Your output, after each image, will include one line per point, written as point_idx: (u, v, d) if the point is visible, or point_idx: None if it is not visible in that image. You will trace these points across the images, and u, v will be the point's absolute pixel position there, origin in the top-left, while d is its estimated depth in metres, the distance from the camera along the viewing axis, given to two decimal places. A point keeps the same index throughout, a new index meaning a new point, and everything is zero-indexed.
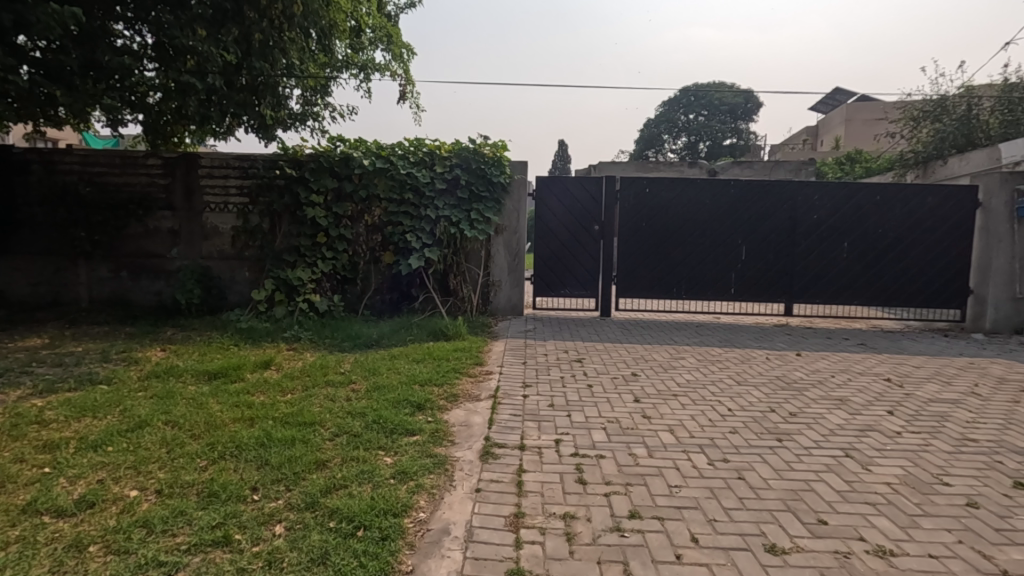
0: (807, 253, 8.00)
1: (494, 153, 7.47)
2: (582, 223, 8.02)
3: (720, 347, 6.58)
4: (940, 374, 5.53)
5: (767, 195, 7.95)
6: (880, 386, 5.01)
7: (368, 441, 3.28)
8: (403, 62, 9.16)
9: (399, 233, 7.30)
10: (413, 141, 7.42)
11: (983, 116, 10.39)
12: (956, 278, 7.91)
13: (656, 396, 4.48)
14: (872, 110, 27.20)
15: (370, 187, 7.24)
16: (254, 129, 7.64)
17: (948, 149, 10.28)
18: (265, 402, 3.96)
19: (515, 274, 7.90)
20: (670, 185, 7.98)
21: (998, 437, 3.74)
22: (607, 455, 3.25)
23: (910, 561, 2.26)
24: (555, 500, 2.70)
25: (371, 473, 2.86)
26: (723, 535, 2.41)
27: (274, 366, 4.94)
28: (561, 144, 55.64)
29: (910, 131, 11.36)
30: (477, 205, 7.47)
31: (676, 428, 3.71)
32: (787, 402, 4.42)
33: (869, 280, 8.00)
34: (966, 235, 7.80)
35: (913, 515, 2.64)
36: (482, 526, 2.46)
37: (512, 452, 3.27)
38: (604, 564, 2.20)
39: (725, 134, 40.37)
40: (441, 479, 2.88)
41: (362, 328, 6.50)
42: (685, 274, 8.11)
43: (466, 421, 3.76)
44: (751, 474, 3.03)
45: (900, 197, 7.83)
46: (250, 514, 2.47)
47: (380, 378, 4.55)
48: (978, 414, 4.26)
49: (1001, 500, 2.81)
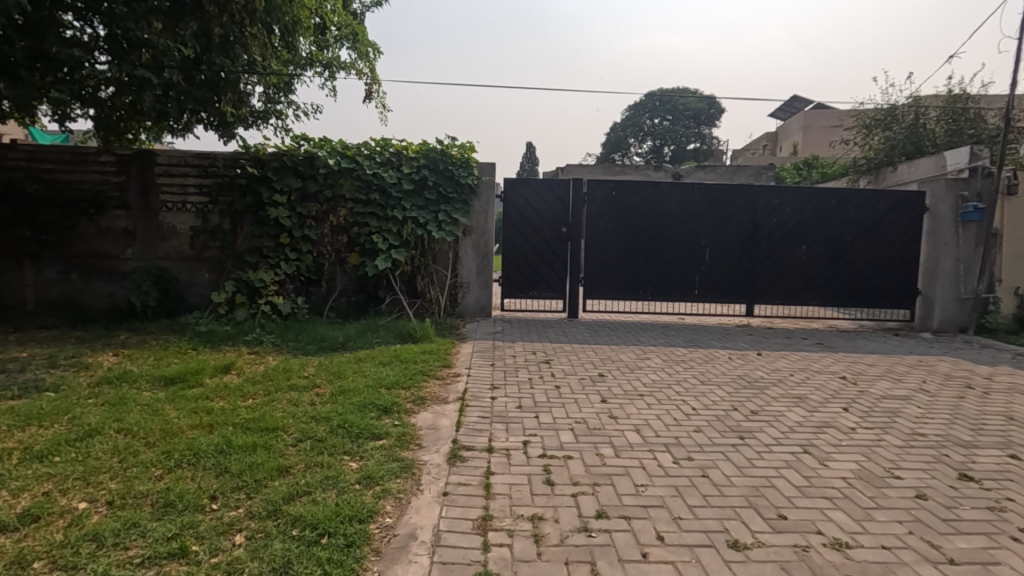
0: (767, 255, 8.23)
1: (462, 154, 7.45)
2: (549, 225, 8.07)
3: (684, 347, 6.71)
4: (891, 372, 5.77)
5: (729, 199, 8.15)
6: (836, 384, 5.20)
7: (332, 446, 3.21)
8: (369, 61, 9.04)
9: (365, 233, 7.20)
10: (379, 141, 7.33)
11: (930, 125, 10.90)
12: (906, 280, 8.26)
13: (623, 396, 4.53)
14: (828, 117, 28.21)
15: (335, 186, 7.12)
16: (214, 127, 7.43)
17: (898, 156, 10.74)
18: (225, 407, 3.84)
19: (483, 275, 7.89)
20: (636, 187, 8.10)
21: (944, 432, 3.92)
22: (574, 456, 3.26)
23: (864, 552, 2.34)
24: (523, 502, 2.70)
25: (336, 479, 2.80)
26: (688, 532, 2.45)
27: (234, 370, 4.80)
28: (529, 147, 55.92)
29: (863, 138, 11.83)
30: (445, 206, 7.42)
31: (642, 428, 3.76)
32: (748, 400, 4.53)
33: (825, 281, 8.29)
34: (915, 238, 8.16)
35: (867, 508, 2.74)
36: (450, 530, 2.44)
37: (480, 455, 3.26)
38: (571, 564, 2.21)
39: (689, 139, 41.25)
40: (408, 484, 2.85)
41: (327, 330, 6.37)
42: (650, 276, 8.24)
43: (433, 424, 3.72)
44: (715, 472, 3.10)
45: (854, 201, 8.15)
46: (208, 524, 2.39)
47: (345, 382, 4.47)
48: (926, 409, 4.46)
49: (948, 492, 2.95)
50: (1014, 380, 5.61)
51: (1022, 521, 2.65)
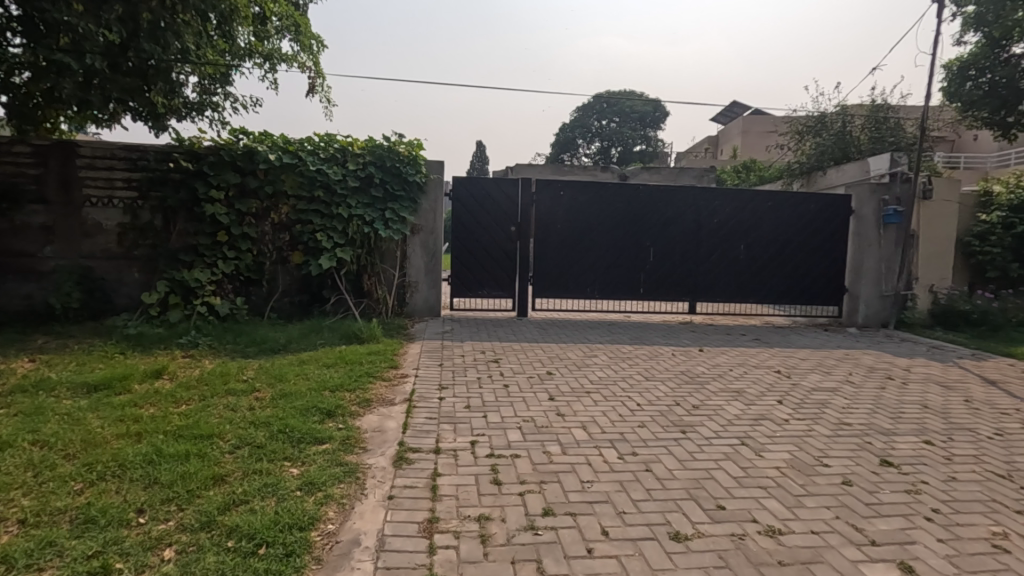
0: (708, 255, 8.53)
1: (410, 152, 7.35)
2: (498, 224, 8.07)
3: (630, 344, 6.87)
4: (821, 365, 6.11)
5: (673, 200, 8.40)
6: (771, 377, 5.45)
7: (272, 452, 3.10)
8: (312, 55, 8.77)
9: (309, 231, 6.97)
10: (323, 136, 7.12)
11: (855, 132, 11.63)
12: (835, 278, 8.76)
13: (570, 394, 4.59)
14: (765, 123, 29.55)
15: (277, 182, 6.87)
16: (143, 117, 7.03)
17: (827, 161, 11.38)
18: (155, 414, 3.63)
19: (432, 274, 7.82)
20: (583, 188, 8.21)
21: (867, 421, 4.18)
22: (522, 454, 3.27)
23: (795, 538, 2.47)
24: (469, 502, 2.68)
25: (275, 486, 2.70)
26: (631, 526, 2.51)
27: (167, 374, 4.55)
28: (478, 146, 55.96)
29: (795, 143, 12.45)
30: (392, 204, 7.29)
31: (588, 425, 3.82)
32: (690, 395, 4.69)
33: (762, 280, 8.67)
34: (842, 239, 8.67)
35: (798, 495, 2.89)
36: (395, 535, 2.39)
37: (427, 456, 3.22)
38: (517, 563, 2.21)
39: (635, 141, 42.27)
40: (352, 488, 2.78)
41: (269, 332, 6.15)
42: (598, 275, 8.38)
43: (379, 427, 3.64)
44: (657, 466, 3.18)
45: (788, 203, 8.56)
46: (134, 539, 2.25)
47: (287, 385, 4.32)
48: (852, 400, 4.75)
49: (870, 477, 3.14)
50: (929, 371, 6.05)
51: (934, 502, 2.86)
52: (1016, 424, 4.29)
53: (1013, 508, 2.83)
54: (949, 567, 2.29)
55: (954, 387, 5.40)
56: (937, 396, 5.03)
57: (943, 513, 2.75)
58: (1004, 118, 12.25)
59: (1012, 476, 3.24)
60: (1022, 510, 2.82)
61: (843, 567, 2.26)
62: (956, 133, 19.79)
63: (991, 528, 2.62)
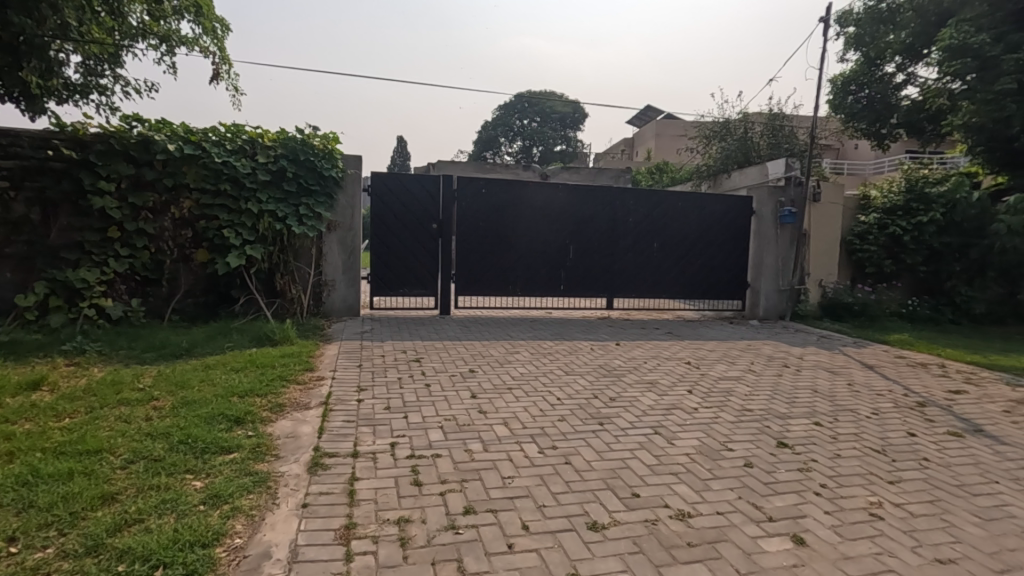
0: (625, 252, 8.86)
1: (325, 145, 7.07)
2: (419, 221, 7.95)
3: (551, 340, 7.01)
4: (726, 356, 6.53)
5: (591, 199, 8.64)
6: (681, 369, 5.76)
7: (171, 465, 2.87)
8: (216, 39, 8.21)
9: (214, 228, 6.52)
10: (230, 127, 6.69)
11: (756, 138, 12.51)
12: (738, 274, 9.38)
13: (492, 391, 4.61)
14: (676, 127, 31.12)
15: (177, 175, 6.37)
16: (13, 98, 6.27)
17: (731, 164, 12.21)
18: (31, 431, 3.25)
19: (351, 272, 7.59)
20: (505, 186, 8.27)
21: (766, 406, 4.52)
22: (443, 454, 3.25)
23: (702, 519, 2.62)
24: (389, 505, 2.62)
25: (175, 502, 2.50)
26: (551, 519, 2.55)
27: (46, 386, 4.09)
28: (399, 142, 54.86)
29: (703, 147, 13.20)
30: (306, 199, 6.98)
31: (510, 421, 3.86)
32: (607, 388, 4.86)
33: (674, 276, 9.13)
34: (745, 238, 9.30)
35: (706, 479, 3.07)
36: (309, 544, 2.29)
37: (344, 461, 3.11)
38: (438, 564, 2.19)
39: (556, 141, 43.13)
40: (263, 499, 2.63)
41: (169, 335, 5.70)
42: (520, 272, 8.46)
43: (292, 433, 3.48)
44: (576, 458, 3.26)
45: (697, 204, 9.06)
46: (3, 573, 2.00)
47: (190, 392, 4.02)
48: (753, 387, 5.11)
49: (768, 458, 3.40)
50: (818, 358, 6.64)
51: (822, 478, 3.14)
52: (889, 403, 4.81)
53: (886, 479, 3.17)
54: (834, 536, 2.52)
55: (838, 372, 5.96)
56: (825, 381, 5.53)
57: (829, 487, 3.03)
58: (879, 130, 13.64)
59: (885, 451, 3.62)
60: (894, 480, 3.16)
61: (745, 543, 2.43)
62: (840, 142, 21.82)
63: (868, 498, 2.91)
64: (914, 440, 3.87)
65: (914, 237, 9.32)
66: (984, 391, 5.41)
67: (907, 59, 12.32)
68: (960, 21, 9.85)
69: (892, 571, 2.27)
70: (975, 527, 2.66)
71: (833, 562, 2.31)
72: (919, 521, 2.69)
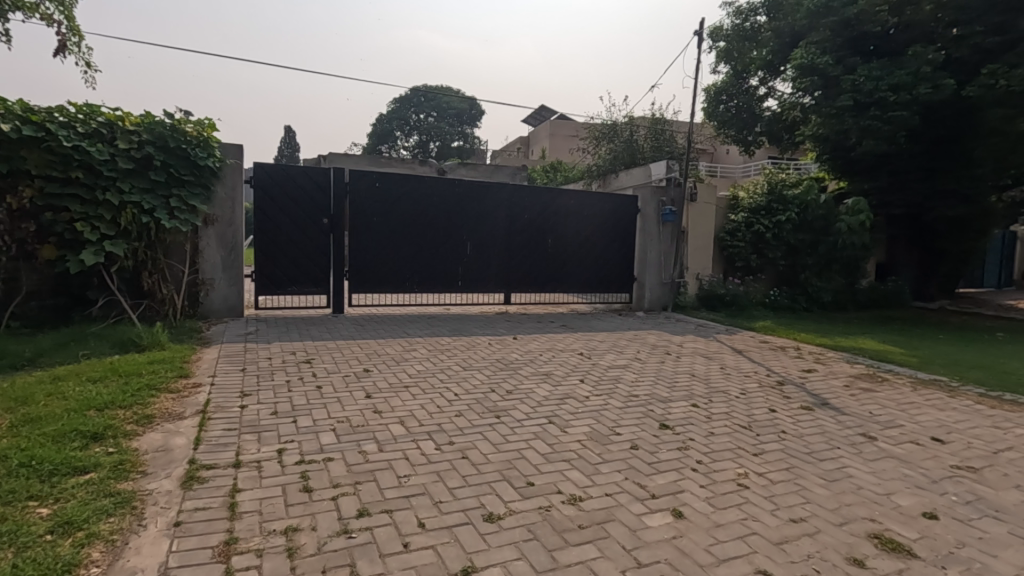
0: (521, 248, 9.04)
1: (199, 132, 6.50)
2: (308, 216, 7.57)
3: (449, 336, 6.99)
4: (615, 346, 6.89)
5: (488, 196, 8.71)
6: (574, 359, 5.99)
7: (9, 493, 2.49)
8: (62, 6, 7.22)
9: (63, 221, 5.75)
10: (81, 107, 5.92)
11: (640, 140, 13.30)
12: (626, 269, 9.92)
13: (387, 390, 4.50)
14: (569, 128, 32.24)
15: (14, 159, 5.53)
16: None
17: (619, 165, 13.00)
18: None
19: (231, 270, 7.05)
20: (400, 180, 8.09)
21: (650, 391, 4.84)
22: (335, 457, 3.12)
23: (592, 501, 2.75)
24: (275, 516, 2.47)
25: (13, 534, 2.18)
26: (447, 514, 2.55)
27: None
28: (286, 131, 51.80)
29: (593, 147, 13.81)
30: (177, 190, 6.36)
31: (406, 419, 3.79)
32: (504, 381, 4.93)
33: (568, 270, 9.46)
34: (632, 234, 9.87)
35: (596, 463, 3.23)
36: (181, 566, 2.10)
37: (224, 472, 2.89)
38: (330, 571, 2.10)
39: (453, 137, 42.95)
40: (125, 522, 2.37)
41: (6, 344, 4.94)
42: (417, 269, 8.33)
43: (163, 446, 3.16)
44: (473, 452, 3.29)
45: (588, 202, 9.46)
46: None
47: (33, 408, 3.52)
48: (639, 374, 5.45)
49: (652, 440, 3.64)
50: (696, 345, 7.21)
51: (698, 455, 3.43)
52: (754, 383, 5.34)
53: (752, 452, 3.53)
54: (708, 506, 2.76)
55: (713, 357, 6.52)
56: (702, 366, 6.02)
57: (704, 462, 3.31)
58: (746, 136, 15.02)
59: (751, 426, 4.03)
60: (758, 452, 3.52)
61: (631, 521, 2.59)
62: (713, 147, 23.83)
63: (736, 470, 3.23)
64: (774, 415, 4.34)
65: (774, 234, 10.40)
66: (830, 368, 6.18)
67: (768, 75, 13.69)
68: (808, 44, 11.12)
69: (755, 533, 2.53)
70: (822, 488, 3.04)
71: (706, 530, 2.53)
72: (777, 487, 3.02)
